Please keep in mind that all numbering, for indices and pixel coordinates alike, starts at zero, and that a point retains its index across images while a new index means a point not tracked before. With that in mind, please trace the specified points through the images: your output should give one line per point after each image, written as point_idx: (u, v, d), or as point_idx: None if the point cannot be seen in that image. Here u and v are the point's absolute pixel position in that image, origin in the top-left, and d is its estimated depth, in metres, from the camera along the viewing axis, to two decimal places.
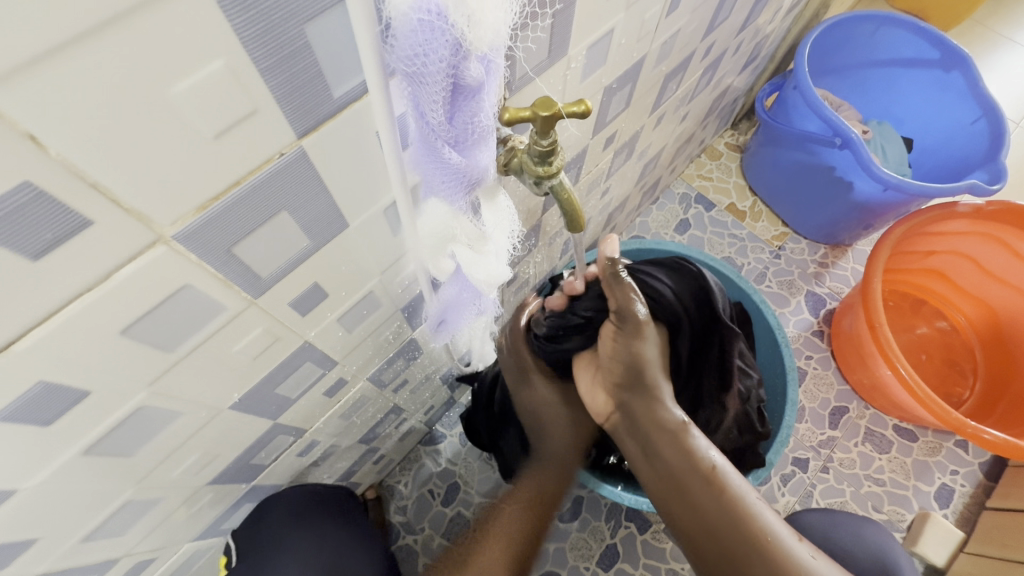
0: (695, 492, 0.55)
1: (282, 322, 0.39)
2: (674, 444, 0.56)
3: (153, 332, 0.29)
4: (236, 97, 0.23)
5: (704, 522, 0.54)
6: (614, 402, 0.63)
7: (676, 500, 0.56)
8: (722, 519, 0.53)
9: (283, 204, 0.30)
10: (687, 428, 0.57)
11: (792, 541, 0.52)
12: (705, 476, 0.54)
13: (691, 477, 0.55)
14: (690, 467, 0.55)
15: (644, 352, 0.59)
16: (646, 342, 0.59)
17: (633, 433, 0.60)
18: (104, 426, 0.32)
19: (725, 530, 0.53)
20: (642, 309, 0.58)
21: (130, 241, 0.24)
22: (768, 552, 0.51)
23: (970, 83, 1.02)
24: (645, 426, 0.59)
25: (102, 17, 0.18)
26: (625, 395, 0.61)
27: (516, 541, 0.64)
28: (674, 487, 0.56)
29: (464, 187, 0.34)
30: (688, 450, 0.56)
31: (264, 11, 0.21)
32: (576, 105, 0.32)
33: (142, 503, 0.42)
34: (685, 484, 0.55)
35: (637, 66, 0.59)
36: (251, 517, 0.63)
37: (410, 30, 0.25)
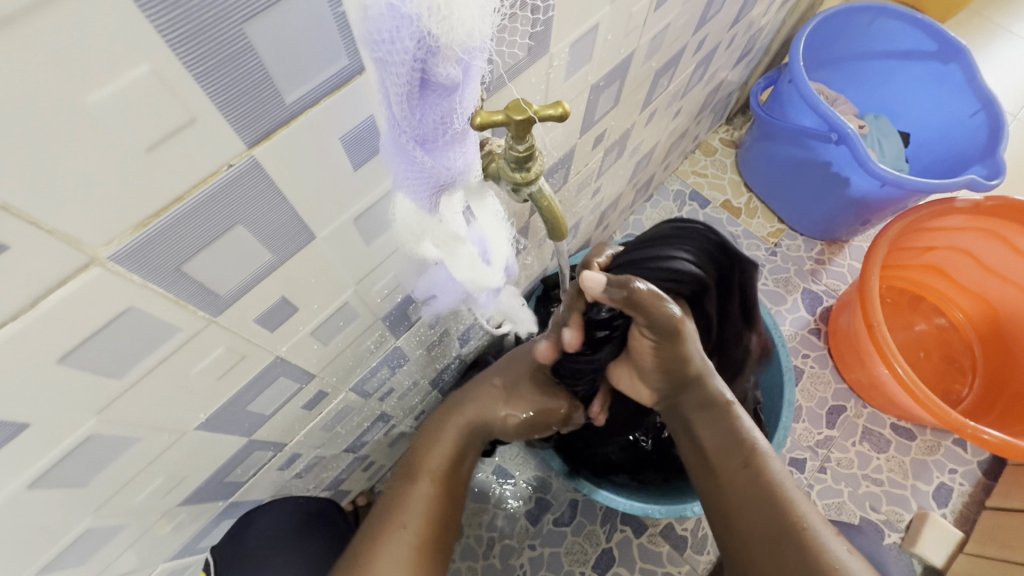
0: (732, 469, 0.52)
1: (248, 339, 0.36)
2: (716, 420, 0.55)
3: (97, 358, 0.27)
4: (169, 106, 0.21)
5: (733, 501, 0.51)
6: (660, 400, 0.62)
7: (711, 478, 0.54)
8: (755, 499, 0.50)
9: (238, 217, 0.28)
10: (730, 407, 0.55)
11: (832, 539, 0.47)
12: (746, 454, 0.53)
13: (729, 455, 0.53)
14: (728, 444, 0.54)
15: (685, 350, 0.54)
16: (688, 341, 0.53)
17: (674, 415, 0.60)
18: (50, 456, 0.30)
19: (758, 511, 0.49)
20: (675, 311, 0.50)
21: (56, 264, 0.22)
22: (802, 541, 0.47)
23: (969, 76, 1.00)
24: (685, 410, 0.58)
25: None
26: (674, 399, 0.59)
27: (426, 526, 0.53)
28: (711, 465, 0.54)
29: (432, 188, 0.32)
30: (729, 428, 0.54)
31: (194, 9, 0.19)
32: (552, 108, 0.30)
33: (105, 528, 0.41)
34: (721, 462, 0.53)
35: (625, 62, 0.56)
36: (232, 531, 0.62)
37: (377, 15, 0.22)
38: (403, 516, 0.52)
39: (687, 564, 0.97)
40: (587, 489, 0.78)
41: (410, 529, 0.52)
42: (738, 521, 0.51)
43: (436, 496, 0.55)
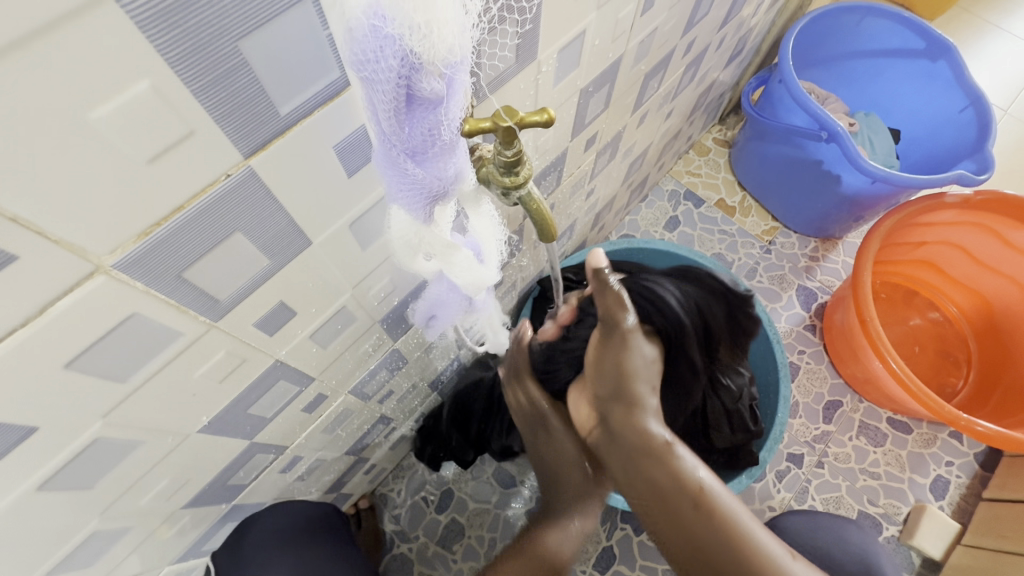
0: (685, 513, 0.52)
1: (248, 343, 0.37)
2: (662, 464, 0.54)
3: (102, 362, 0.28)
4: (168, 119, 0.22)
5: (691, 543, 0.52)
6: (598, 415, 0.61)
7: (663, 521, 0.54)
8: (710, 541, 0.51)
9: (237, 225, 0.29)
10: (672, 449, 0.54)
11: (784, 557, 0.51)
12: (695, 498, 0.52)
13: (680, 499, 0.52)
14: (677, 487, 0.53)
15: (632, 363, 0.55)
16: (635, 351, 0.55)
17: (616, 452, 0.58)
18: (58, 459, 0.31)
19: (720, 555, 0.50)
20: (629, 318, 0.54)
21: (62, 273, 0.23)
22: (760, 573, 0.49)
23: (957, 72, 1.01)
24: (628, 448, 0.56)
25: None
26: (605, 408, 0.58)
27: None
28: (663, 508, 0.54)
29: (426, 199, 0.33)
30: (674, 471, 0.53)
31: (190, 28, 0.20)
32: (537, 114, 0.31)
33: (111, 531, 0.42)
34: (673, 506, 0.53)
35: (614, 65, 0.58)
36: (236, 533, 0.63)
37: (361, 35, 0.23)
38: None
39: None
40: None
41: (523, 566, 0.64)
42: (697, 562, 0.52)
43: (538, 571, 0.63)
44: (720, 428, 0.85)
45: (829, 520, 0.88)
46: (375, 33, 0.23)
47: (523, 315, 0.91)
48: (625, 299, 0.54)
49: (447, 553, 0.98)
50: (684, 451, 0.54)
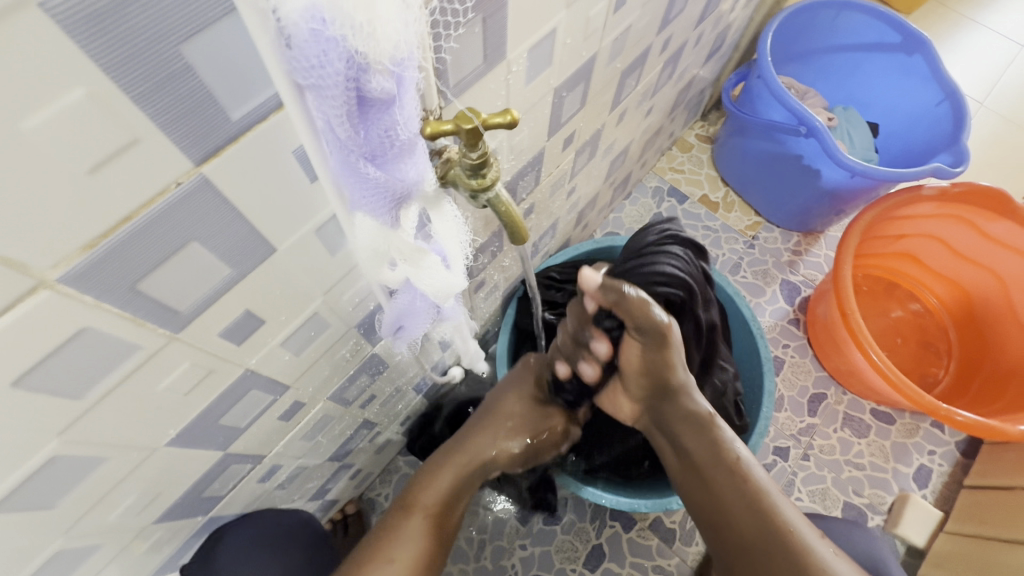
0: (718, 482, 0.58)
1: (214, 353, 0.37)
2: (701, 435, 0.60)
3: (54, 379, 0.27)
4: (108, 127, 0.21)
5: (727, 509, 0.57)
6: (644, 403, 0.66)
7: (697, 489, 0.60)
8: (744, 508, 0.56)
9: (192, 234, 0.28)
10: (714, 421, 0.60)
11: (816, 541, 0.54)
12: (729, 468, 0.58)
13: (715, 468, 0.58)
14: (712, 457, 0.59)
15: (671, 356, 0.57)
16: (672, 347, 0.56)
17: (661, 428, 0.65)
18: (13, 479, 0.30)
19: (747, 520, 0.56)
20: (663, 316, 0.53)
21: (2, 289, 0.22)
22: (790, 544, 0.53)
23: (932, 66, 1.02)
24: (673, 423, 0.63)
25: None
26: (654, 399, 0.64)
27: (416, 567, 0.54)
28: (700, 477, 0.60)
29: (389, 203, 0.32)
30: (713, 441, 0.59)
31: (125, 34, 0.20)
32: (501, 116, 0.30)
33: (79, 549, 0.41)
34: (708, 476, 0.59)
35: (588, 64, 0.57)
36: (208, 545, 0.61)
37: (302, 41, 0.22)
38: (396, 552, 0.53)
39: (676, 556, 0.99)
40: (574, 486, 0.79)
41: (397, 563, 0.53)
42: (732, 527, 0.57)
43: (429, 534, 0.56)
44: None
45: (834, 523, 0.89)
46: (316, 37, 0.22)
47: (507, 314, 0.91)
48: (648, 301, 0.52)
49: None
50: (725, 425, 0.59)
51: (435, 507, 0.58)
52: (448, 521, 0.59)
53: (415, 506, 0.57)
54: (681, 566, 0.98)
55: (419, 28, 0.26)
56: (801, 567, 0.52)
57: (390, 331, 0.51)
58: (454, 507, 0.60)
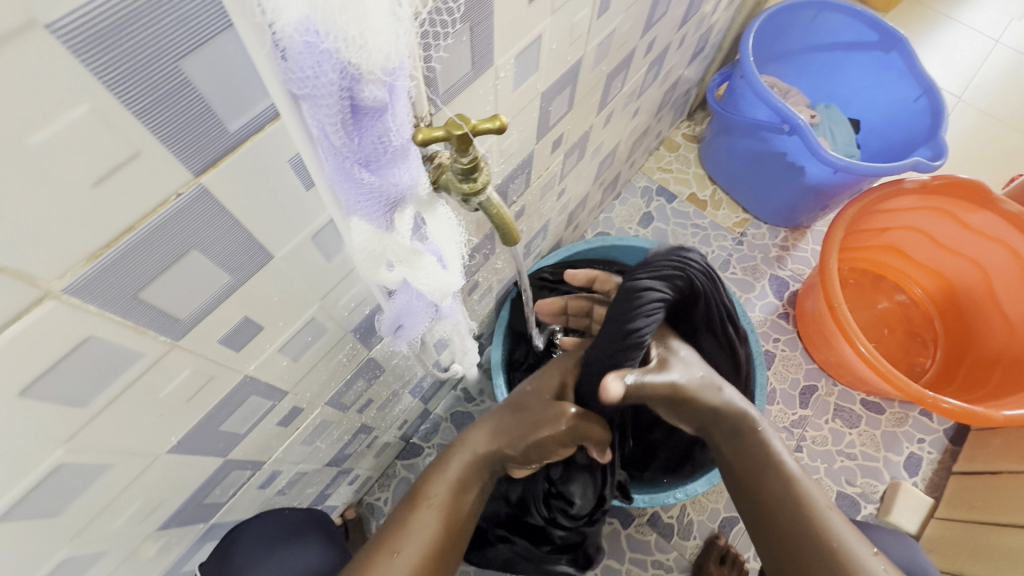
0: (764, 488, 0.57)
1: (214, 359, 0.37)
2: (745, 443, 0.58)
3: (60, 387, 0.28)
4: (113, 142, 0.22)
5: (767, 514, 0.57)
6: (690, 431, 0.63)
7: (745, 493, 0.59)
8: (787, 515, 0.55)
9: (191, 244, 0.29)
10: (758, 428, 0.58)
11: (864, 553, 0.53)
12: (776, 474, 0.57)
13: (761, 476, 0.57)
14: (760, 463, 0.57)
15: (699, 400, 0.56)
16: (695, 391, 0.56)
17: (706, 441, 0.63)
18: (20, 489, 0.30)
19: (797, 528, 0.55)
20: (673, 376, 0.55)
21: (10, 301, 0.23)
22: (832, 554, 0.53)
23: (909, 63, 1.04)
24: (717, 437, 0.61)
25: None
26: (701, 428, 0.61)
27: (421, 563, 0.53)
28: (748, 485, 0.58)
29: (384, 207, 0.33)
30: (759, 451, 0.58)
31: (126, 51, 0.20)
32: (490, 121, 0.31)
33: (83, 558, 0.41)
34: (757, 483, 0.58)
35: (574, 68, 0.58)
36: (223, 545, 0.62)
37: (297, 53, 0.23)
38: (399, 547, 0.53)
39: (675, 551, 1.00)
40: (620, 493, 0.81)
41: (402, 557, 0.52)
42: (774, 532, 0.56)
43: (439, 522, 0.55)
44: None
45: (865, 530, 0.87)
46: (310, 49, 0.23)
47: (501, 316, 0.93)
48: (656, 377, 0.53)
49: None
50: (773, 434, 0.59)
51: (440, 498, 0.56)
52: (466, 505, 0.58)
53: (421, 499, 0.56)
54: (680, 561, 0.99)
55: (409, 38, 0.27)
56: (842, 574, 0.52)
57: (389, 330, 0.52)
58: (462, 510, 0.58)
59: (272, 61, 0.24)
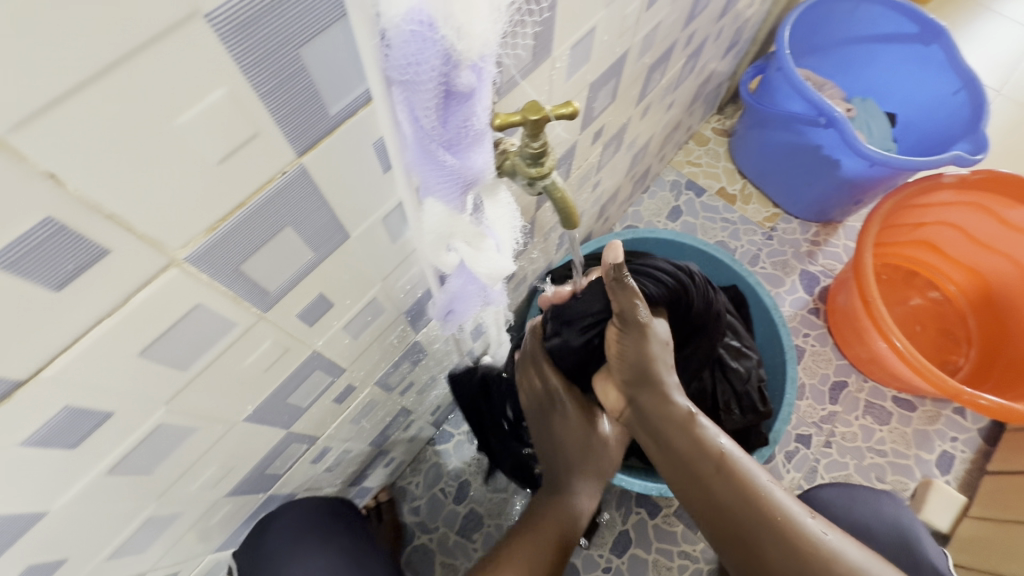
0: (709, 476, 0.58)
1: (291, 333, 0.40)
2: (685, 435, 0.59)
3: (169, 351, 0.30)
4: (239, 122, 0.24)
5: (713, 499, 0.58)
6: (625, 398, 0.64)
7: (688, 483, 0.60)
8: (731, 501, 0.57)
9: (286, 221, 0.31)
10: (694, 418, 0.59)
11: (804, 517, 0.56)
12: (718, 461, 0.58)
13: (699, 462, 0.58)
14: (699, 452, 0.58)
15: (650, 349, 0.58)
16: (655, 343, 0.58)
17: (642, 426, 0.63)
18: (125, 445, 0.33)
19: (743, 512, 0.56)
20: (644, 314, 0.56)
21: (143, 267, 0.25)
22: (777, 529, 0.55)
23: (950, 55, 1.03)
24: (654, 422, 0.61)
25: (103, 63, 0.18)
26: (633, 391, 0.62)
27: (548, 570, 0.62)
28: (690, 473, 0.59)
29: (460, 189, 0.34)
30: (696, 439, 0.59)
31: (259, 40, 0.22)
32: (564, 107, 0.33)
33: (163, 517, 0.44)
34: (699, 472, 0.58)
35: (621, 60, 0.60)
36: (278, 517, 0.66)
37: (402, 41, 0.25)
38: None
39: (701, 542, 1.01)
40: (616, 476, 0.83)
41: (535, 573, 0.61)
42: (722, 515, 0.58)
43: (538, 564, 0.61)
44: (731, 410, 0.90)
45: (863, 492, 0.87)
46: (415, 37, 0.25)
47: (534, 306, 0.94)
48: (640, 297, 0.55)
49: (467, 542, 1.01)
50: (704, 420, 0.60)
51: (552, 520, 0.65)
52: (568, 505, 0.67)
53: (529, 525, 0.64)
54: (707, 551, 1.00)
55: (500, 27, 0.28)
56: (790, 545, 0.54)
57: (441, 314, 0.55)
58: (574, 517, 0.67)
59: (374, 52, 0.26)
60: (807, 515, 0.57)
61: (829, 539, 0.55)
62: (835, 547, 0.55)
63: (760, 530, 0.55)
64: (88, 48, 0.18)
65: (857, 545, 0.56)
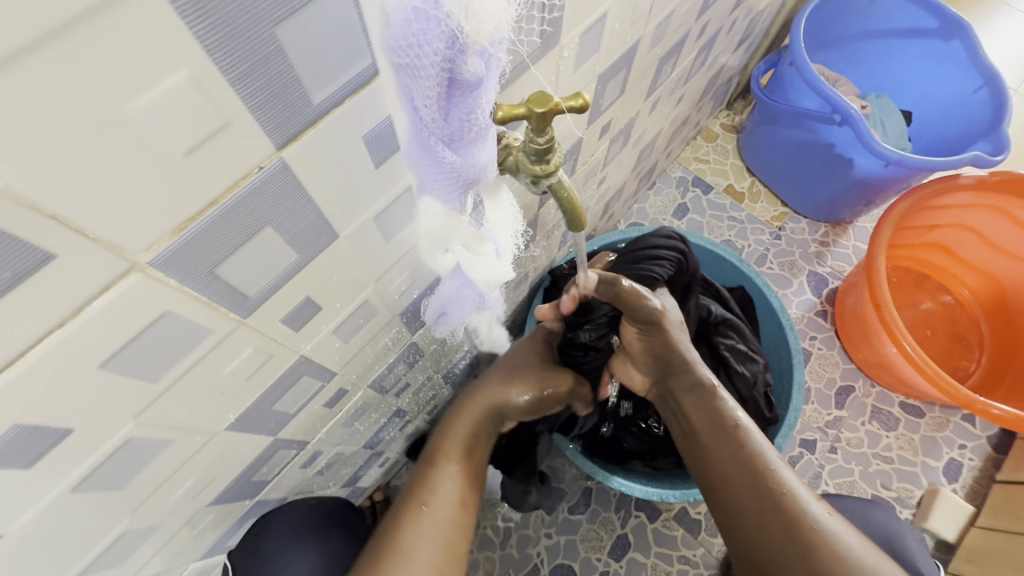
0: (721, 447, 0.56)
1: (275, 338, 0.37)
2: (703, 403, 0.58)
3: (135, 363, 0.28)
4: (206, 110, 0.21)
5: (722, 470, 0.55)
6: (650, 377, 0.65)
7: (699, 453, 0.59)
8: (740, 473, 0.54)
9: (266, 220, 0.28)
10: (717, 392, 0.58)
11: (813, 504, 0.52)
12: (729, 433, 0.56)
13: (712, 432, 0.57)
14: (714, 422, 0.57)
15: (671, 337, 0.58)
16: (670, 328, 0.58)
17: (667, 397, 0.63)
18: (91, 461, 0.31)
19: (744, 484, 0.53)
20: (656, 302, 0.57)
21: (99, 272, 0.22)
22: (781, 506, 0.51)
23: (971, 52, 0.99)
24: (677, 392, 0.61)
25: (21, 43, 0.15)
26: (658, 371, 0.63)
27: (450, 517, 0.53)
28: (701, 445, 0.58)
29: (460, 187, 0.31)
30: (713, 409, 0.58)
31: (228, 15, 0.19)
32: (574, 100, 0.30)
33: (140, 531, 0.42)
34: (710, 442, 0.57)
35: (632, 50, 0.56)
36: (267, 522, 0.64)
37: (404, 19, 0.23)
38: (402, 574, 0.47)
39: (702, 547, 0.99)
40: (605, 475, 0.80)
41: (430, 512, 0.52)
42: (728, 488, 0.55)
43: (461, 482, 0.56)
44: None
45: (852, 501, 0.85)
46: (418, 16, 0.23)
47: (535, 305, 0.91)
48: (643, 292, 0.56)
49: None
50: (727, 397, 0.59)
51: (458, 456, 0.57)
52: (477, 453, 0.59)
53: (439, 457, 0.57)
54: (708, 557, 0.98)
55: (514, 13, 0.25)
56: (793, 524, 0.50)
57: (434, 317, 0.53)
58: (479, 455, 0.60)
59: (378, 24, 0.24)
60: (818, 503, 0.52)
61: (836, 527, 0.50)
62: (840, 538, 0.49)
63: (763, 505, 0.52)
64: (8, 24, 0.15)
65: (868, 544, 0.49)
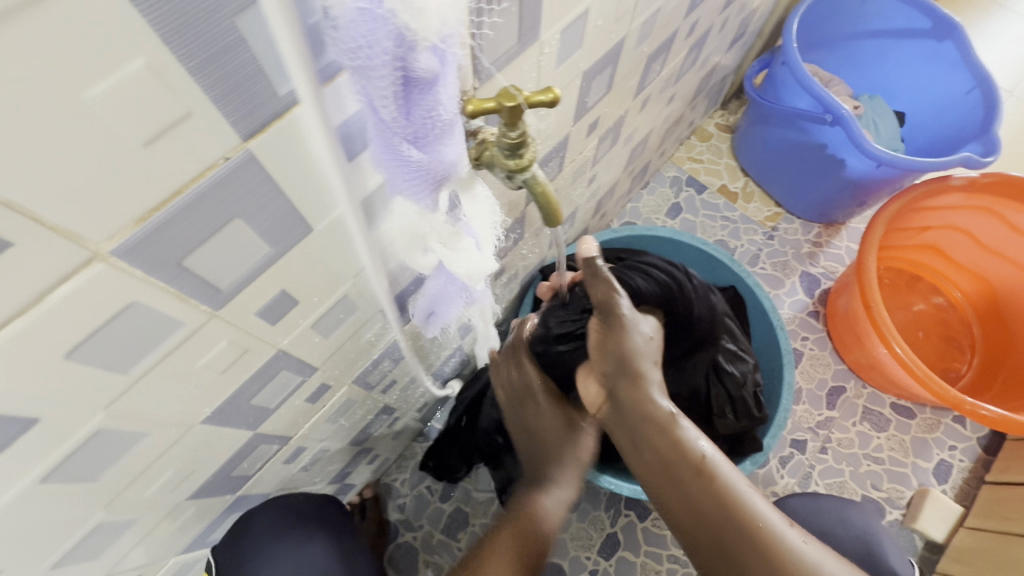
0: (688, 480, 0.55)
1: (250, 331, 0.37)
2: (665, 437, 0.56)
3: (102, 353, 0.28)
4: (166, 100, 0.21)
5: (693, 507, 0.54)
6: (604, 392, 0.62)
7: (669, 490, 0.56)
8: (713, 510, 0.53)
9: (235, 212, 0.28)
10: (675, 419, 0.56)
11: (785, 528, 0.52)
12: (696, 466, 0.54)
13: (675, 467, 0.55)
14: (677, 455, 0.55)
15: (631, 342, 0.57)
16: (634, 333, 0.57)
17: (623, 426, 0.60)
18: (60, 452, 0.31)
19: (722, 522, 0.52)
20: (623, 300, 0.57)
21: (59, 262, 0.22)
22: (757, 542, 0.51)
23: (963, 53, 0.99)
24: (633, 419, 0.58)
25: None
26: (613, 383, 0.60)
27: None
28: (666, 482, 0.56)
29: (430, 185, 0.31)
30: (674, 441, 0.56)
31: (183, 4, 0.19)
32: (542, 94, 0.30)
33: (116, 524, 0.42)
34: (677, 479, 0.55)
35: (617, 47, 0.56)
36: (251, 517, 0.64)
37: (350, 21, 0.23)
38: None
39: None
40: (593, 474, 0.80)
41: None
42: (700, 527, 0.54)
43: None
44: (724, 414, 0.87)
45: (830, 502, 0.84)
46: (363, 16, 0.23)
47: (525, 302, 0.91)
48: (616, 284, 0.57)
49: (451, 541, 0.99)
50: (687, 423, 0.56)
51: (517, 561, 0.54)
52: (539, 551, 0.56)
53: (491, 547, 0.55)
54: None
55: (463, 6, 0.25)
56: (773, 562, 0.50)
57: (422, 316, 0.52)
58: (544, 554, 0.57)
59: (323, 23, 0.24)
60: (789, 527, 0.52)
61: (810, 550, 0.51)
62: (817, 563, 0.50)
63: (740, 544, 0.51)
64: None
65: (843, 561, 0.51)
